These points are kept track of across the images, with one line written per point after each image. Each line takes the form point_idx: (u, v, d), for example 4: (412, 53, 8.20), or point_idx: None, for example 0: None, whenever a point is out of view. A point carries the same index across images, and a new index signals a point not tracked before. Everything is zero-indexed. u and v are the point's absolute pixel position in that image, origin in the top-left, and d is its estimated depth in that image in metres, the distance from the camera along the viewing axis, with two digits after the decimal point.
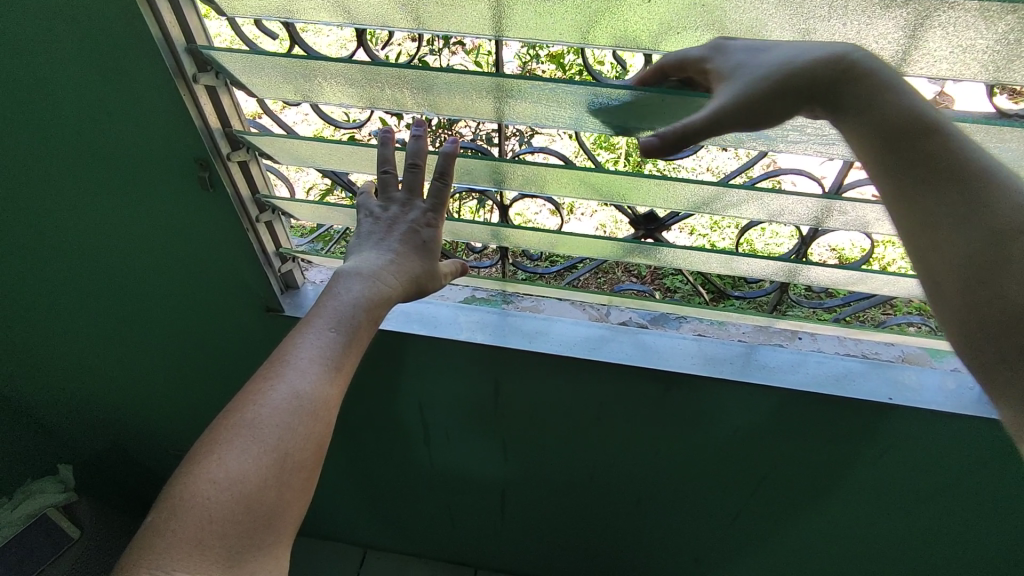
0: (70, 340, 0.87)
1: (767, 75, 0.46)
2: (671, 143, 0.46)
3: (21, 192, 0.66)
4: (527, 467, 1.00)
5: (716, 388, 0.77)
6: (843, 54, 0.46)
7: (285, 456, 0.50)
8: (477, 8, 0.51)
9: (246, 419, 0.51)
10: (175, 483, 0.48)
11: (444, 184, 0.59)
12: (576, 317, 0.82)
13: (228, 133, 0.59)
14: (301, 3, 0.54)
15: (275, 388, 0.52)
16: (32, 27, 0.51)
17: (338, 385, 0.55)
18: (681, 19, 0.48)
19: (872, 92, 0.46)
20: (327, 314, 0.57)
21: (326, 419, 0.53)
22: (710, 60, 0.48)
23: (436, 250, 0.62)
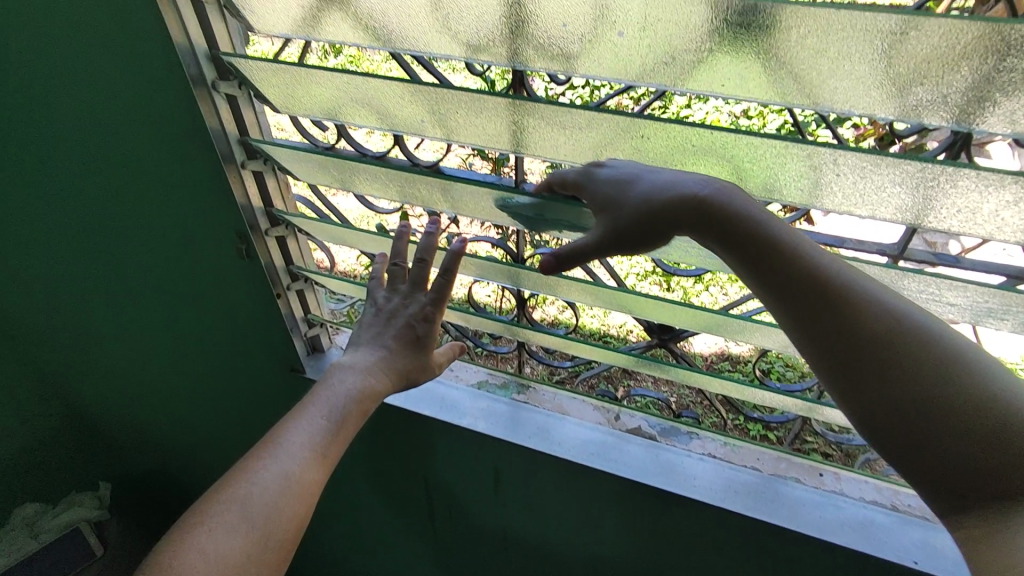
0: (127, 368, 0.96)
1: (634, 210, 0.47)
2: (560, 262, 0.50)
3: (100, 239, 0.76)
4: (525, 566, 0.96)
5: (721, 519, 0.72)
6: (722, 191, 0.47)
7: (269, 536, 0.51)
8: (497, 126, 0.54)
9: (237, 495, 0.52)
10: (160, 551, 0.48)
11: (447, 282, 0.63)
12: (584, 418, 0.80)
13: (269, 212, 0.66)
14: (343, 108, 0.58)
15: (266, 468, 0.54)
16: (124, 110, 0.61)
17: (323, 471, 0.57)
18: (682, 155, 0.50)
19: (725, 225, 0.46)
20: (320, 403, 0.60)
21: (310, 504, 0.55)
22: (586, 187, 0.49)
23: (429, 346, 0.67)
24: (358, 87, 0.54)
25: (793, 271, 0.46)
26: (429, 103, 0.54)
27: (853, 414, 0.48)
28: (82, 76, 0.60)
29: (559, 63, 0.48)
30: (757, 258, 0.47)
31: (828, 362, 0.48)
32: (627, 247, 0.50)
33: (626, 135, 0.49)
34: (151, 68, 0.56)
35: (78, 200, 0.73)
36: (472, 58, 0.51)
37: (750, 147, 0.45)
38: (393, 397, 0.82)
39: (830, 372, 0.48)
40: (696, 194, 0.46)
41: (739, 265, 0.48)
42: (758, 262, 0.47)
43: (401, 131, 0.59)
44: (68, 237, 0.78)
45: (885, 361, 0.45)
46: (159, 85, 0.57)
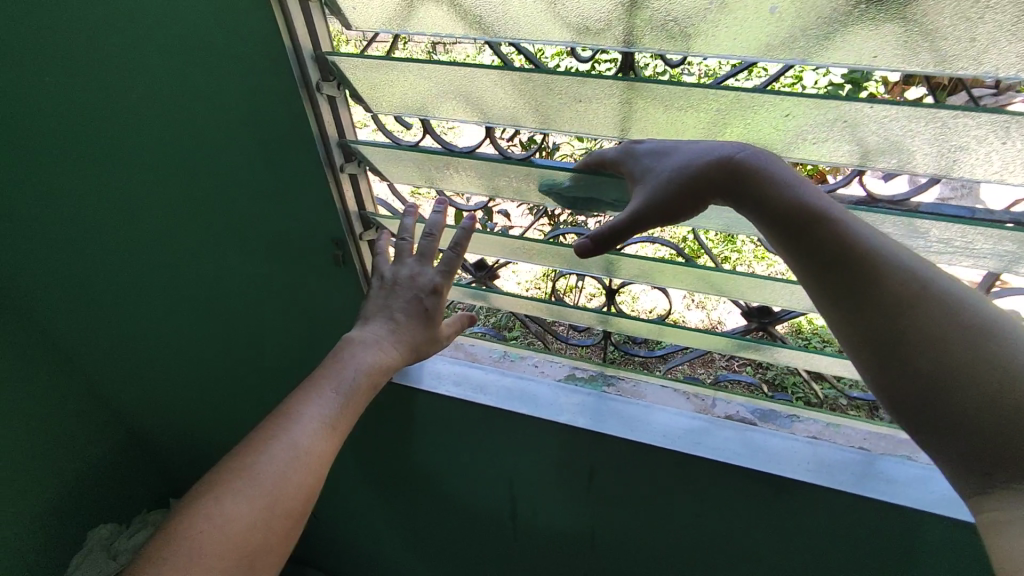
0: (198, 384, 0.96)
1: (671, 178, 0.47)
2: (603, 241, 0.49)
3: (176, 258, 0.75)
4: (612, 562, 0.95)
5: (827, 500, 0.71)
6: (765, 162, 0.47)
7: (276, 503, 0.50)
8: (606, 111, 0.53)
9: (246, 464, 0.51)
10: (173, 514, 0.48)
11: (457, 254, 0.59)
12: (679, 408, 0.80)
13: (362, 216, 0.65)
14: (442, 104, 0.56)
15: (276, 438, 0.52)
16: (210, 126, 0.59)
17: (336, 443, 0.55)
18: (814, 130, 0.48)
19: (761, 188, 0.46)
20: (332, 375, 0.56)
21: (320, 474, 0.53)
22: (625, 163, 0.50)
23: (440, 319, 0.61)
24: (453, 78, 0.52)
25: (827, 240, 0.46)
26: (529, 92, 0.52)
27: (878, 388, 0.47)
28: (165, 96, 0.58)
29: (670, 42, 0.46)
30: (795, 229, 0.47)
31: (851, 332, 0.47)
32: (664, 219, 0.49)
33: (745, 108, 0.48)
34: (244, 82, 0.54)
35: (153, 221, 0.72)
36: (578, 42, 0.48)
37: (905, 111, 0.43)
38: (485, 396, 0.81)
39: (852, 343, 0.48)
40: (731, 164, 0.47)
41: (778, 237, 0.48)
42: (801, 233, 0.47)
43: (500, 125, 0.58)
44: (140, 259, 0.78)
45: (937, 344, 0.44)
46: (251, 96, 0.55)
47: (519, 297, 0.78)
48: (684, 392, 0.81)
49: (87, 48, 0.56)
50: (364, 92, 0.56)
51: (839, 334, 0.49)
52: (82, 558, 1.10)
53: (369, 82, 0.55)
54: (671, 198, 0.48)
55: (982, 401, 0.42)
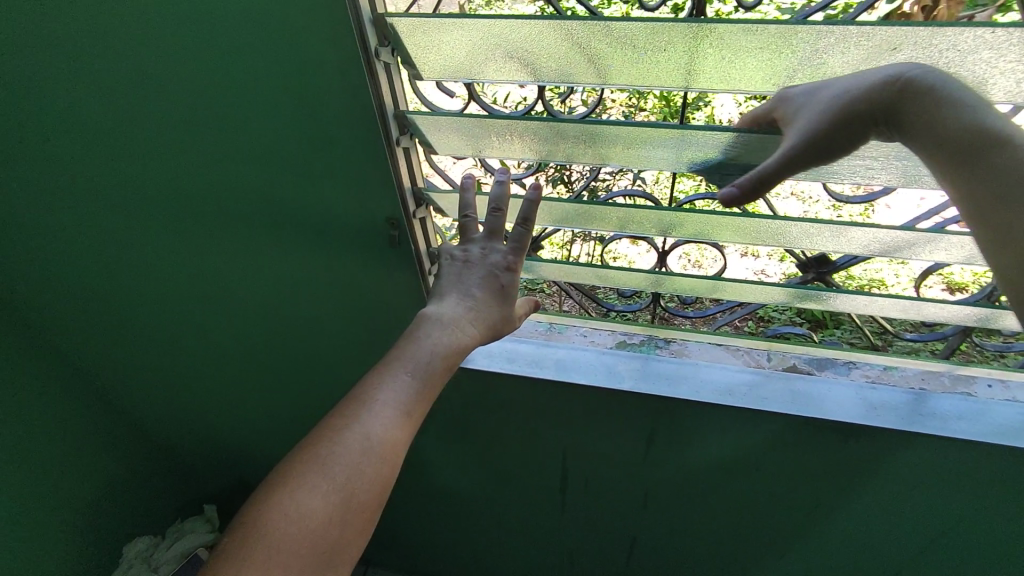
0: (232, 380, 0.93)
1: (836, 102, 0.44)
2: (750, 186, 0.47)
3: (210, 254, 0.72)
4: (666, 519, 0.96)
5: (888, 440, 0.72)
6: (936, 82, 0.43)
7: (353, 497, 0.47)
8: (671, 61, 0.49)
9: (319, 454, 0.48)
10: (249, 508, 0.47)
11: (526, 230, 0.60)
12: (734, 365, 0.80)
13: (415, 191, 0.62)
14: (487, 64, 0.53)
15: (350, 427, 0.50)
16: (247, 105, 0.55)
17: (409, 430, 0.52)
18: (898, 61, 0.44)
19: (930, 107, 0.43)
20: (406, 357, 0.54)
21: (395, 464, 0.50)
22: (780, 103, 0.47)
23: (513, 297, 0.61)
24: (509, 34, 0.49)
25: (1006, 168, 0.42)
26: (590, 48, 0.49)
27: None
28: (198, 79, 0.54)
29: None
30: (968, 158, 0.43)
31: (1017, 271, 0.42)
32: (815, 155, 0.46)
33: (806, 52, 0.45)
34: (286, 56, 0.51)
35: (185, 216, 0.68)
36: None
37: (990, 41, 0.41)
38: (540, 369, 0.80)
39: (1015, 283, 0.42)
40: (899, 84, 0.43)
41: (947, 168, 0.44)
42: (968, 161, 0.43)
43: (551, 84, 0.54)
44: (170, 258, 0.74)
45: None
46: (294, 71, 0.52)
47: (566, 265, 0.74)
48: (738, 348, 0.81)
49: (111, 33, 0.53)
50: (414, 57, 0.53)
51: (1001, 277, 0.43)
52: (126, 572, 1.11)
53: (419, 43, 0.51)
54: (829, 135, 0.45)
55: None
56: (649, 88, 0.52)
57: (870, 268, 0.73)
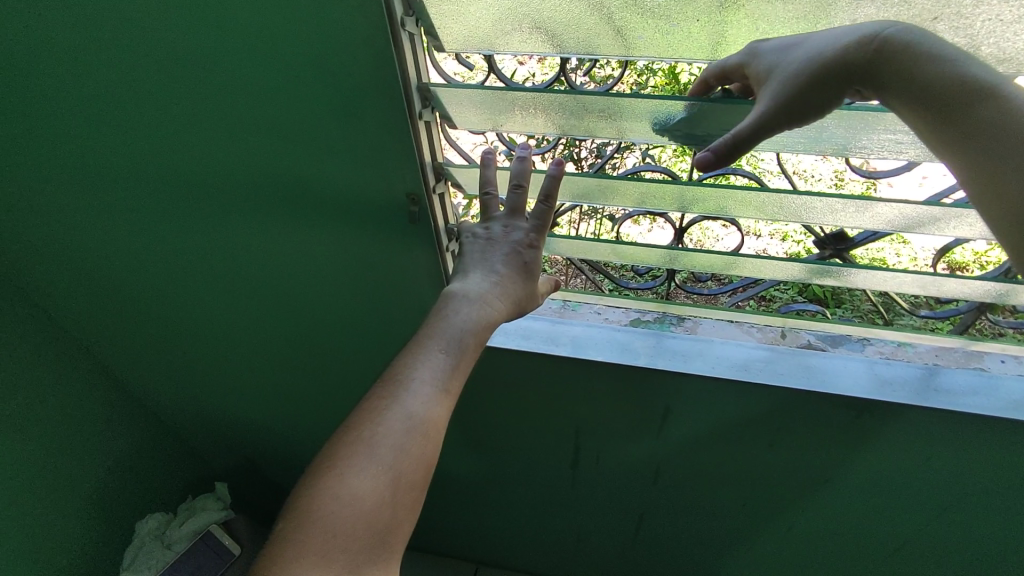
0: (244, 355, 0.93)
1: (809, 68, 0.45)
2: (726, 153, 0.47)
3: (227, 230, 0.72)
4: (675, 493, 0.97)
5: (903, 415, 0.73)
6: (907, 34, 0.44)
7: (400, 476, 0.48)
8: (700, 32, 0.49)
9: (364, 437, 0.48)
10: (301, 493, 0.47)
11: (548, 207, 0.59)
12: (747, 341, 0.80)
13: (435, 166, 0.61)
14: (510, 36, 0.52)
15: (391, 408, 0.50)
16: (266, 77, 0.54)
17: (447, 407, 0.52)
18: (932, 32, 0.43)
19: (910, 64, 0.43)
20: (439, 335, 0.55)
21: (437, 442, 0.50)
22: (750, 65, 0.48)
23: (536, 274, 0.61)
24: (538, 3, 0.48)
25: (990, 118, 0.44)
26: (619, 19, 0.48)
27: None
28: (216, 51, 0.53)
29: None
30: (951, 109, 0.44)
31: (1010, 216, 0.45)
32: (791, 122, 0.47)
33: (842, 22, 0.46)
34: (308, 27, 0.49)
35: (202, 192, 0.68)
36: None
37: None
38: (557, 347, 0.80)
39: (1014, 230, 0.45)
40: (875, 42, 0.44)
41: (926, 122, 0.45)
42: (947, 112, 0.44)
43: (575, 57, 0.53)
44: (186, 235, 0.74)
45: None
46: (317, 41, 0.50)
47: (583, 242, 0.74)
48: (752, 326, 0.81)
49: (126, 4, 0.51)
50: (439, 28, 0.52)
51: (998, 224, 0.46)
52: (136, 549, 1.11)
53: (445, 12, 0.50)
54: (809, 92, 0.45)
55: None
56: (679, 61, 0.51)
57: (871, 248, 0.75)
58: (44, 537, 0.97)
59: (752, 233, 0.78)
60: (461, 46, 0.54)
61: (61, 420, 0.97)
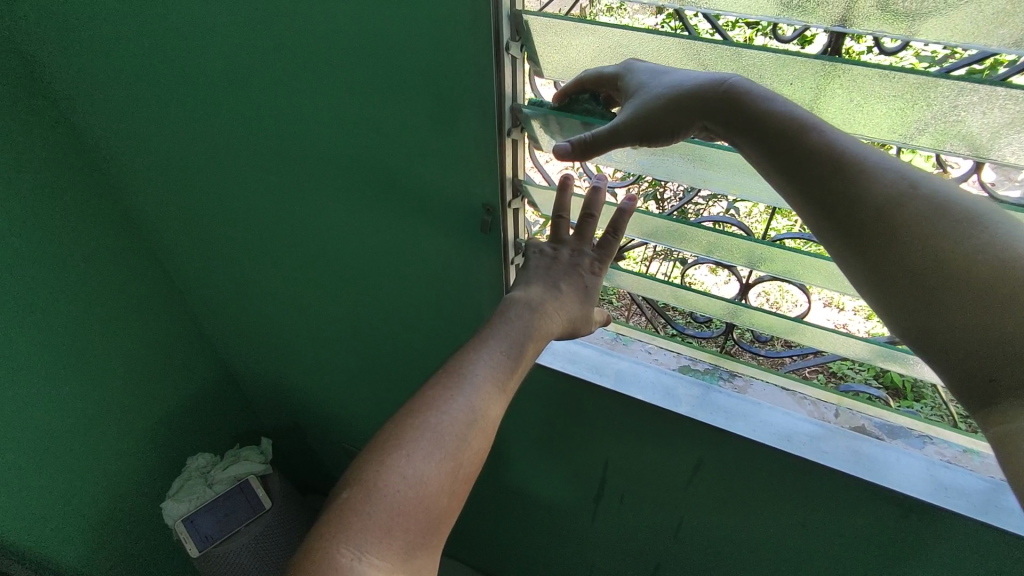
0: (308, 323, 1.01)
1: (662, 95, 0.49)
2: (580, 149, 0.51)
3: (316, 208, 0.79)
4: (696, 550, 0.95)
5: (957, 525, 0.68)
6: (755, 87, 0.48)
7: (459, 466, 0.49)
8: (796, 96, 0.49)
9: (429, 422, 0.50)
10: (365, 468, 0.47)
11: (614, 238, 0.62)
12: (794, 411, 0.78)
13: (514, 183, 0.65)
14: (605, 72, 0.54)
15: (454, 398, 0.51)
16: (376, 78, 0.59)
17: (501, 406, 0.54)
18: None
19: (745, 102, 0.47)
20: (501, 335, 0.57)
21: (492, 438, 0.52)
22: (619, 82, 0.52)
23: (593, 298, 0.64)
24: (637, 45, 0.50)
25: (814, 147, 0.46)
26: (714, 72, 0.50)
27: (892, 312, 0.46)
28: (334, 51, 0.59)
29: (892, 25, 0.42)
30: (812, 171, 0.46)
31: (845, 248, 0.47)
32: (641, 138, 0.51)
33: (944, 107, 0.44)
34: (421, 40, 0.54)
35: (299, 172, 0.75)
36: (786, 19, 0.45)
37: None
38: (600, 376, 0.81)
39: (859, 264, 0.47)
40: (720, 84, 0.48)
41: (783, 175, 0.47)
42: (798, 164, 0.46)
43: None
44: (279, 207, 0.81)
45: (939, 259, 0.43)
46: (425, 54, 0.55)
47: (645, 279, 0.74)
48: (805, 398, 0.79)
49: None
50: (541, 54, 0.55)
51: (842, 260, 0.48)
52: (184, 481, 1.20)
53: (550, 42, 0.53)
54: (660, 117, 0.49)
55: (979, 303, 0.42)
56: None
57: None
58: (108, 451, 1.08)
59: (833, 304, 0.73)
60: (559, 76, 0.57)
61: (142, 350, 1.08)
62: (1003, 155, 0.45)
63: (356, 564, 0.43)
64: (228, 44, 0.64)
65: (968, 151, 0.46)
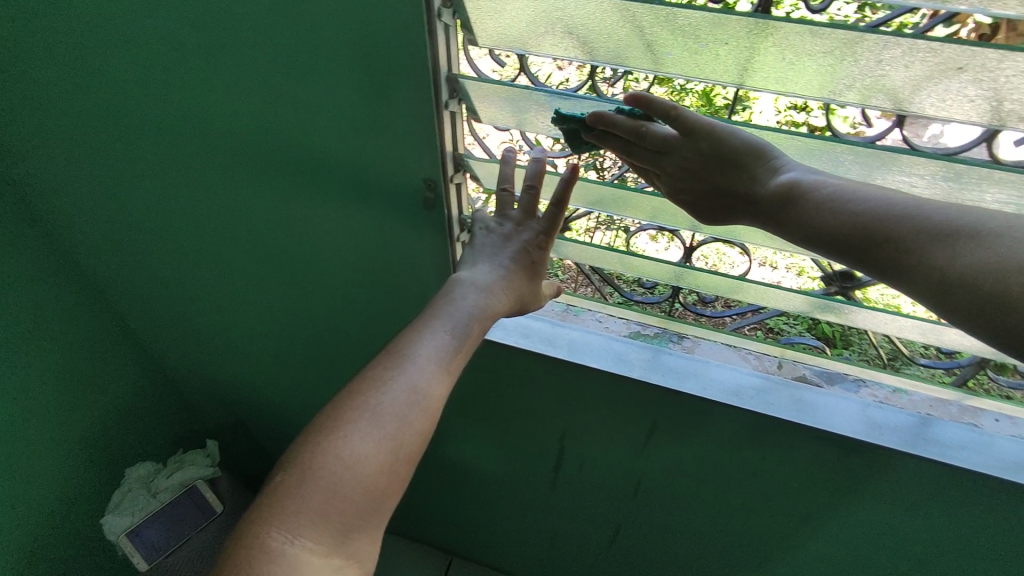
0: (247, 320, 0.96)
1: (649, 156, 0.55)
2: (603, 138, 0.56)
3: (248, 198, 0.74)
4: (652, 509, 0.98)
5: (890, 459, 0.73)
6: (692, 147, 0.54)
7: (399, 447, 0.48)
8: (732, 55, 0.48)
9: (368, 403, 0.48)
10: (301, 451, 0.47)
11: (559, 210, 0.61)
12: (739, 366, 0.81)
13: (454, 157, 0.63)
14: (542, 37, 0.52)
15: (396, 379, 0.50)
16: (301, 54, 0.56)
17: (447, 387, 0.52)
18: (956, 76, 0.44)
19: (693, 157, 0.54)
20: (445, 316, 0.55)
21: (436, 418, 0.51)
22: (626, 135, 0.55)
23: (542, 273, 0.64)
24: (573, 8, 0.49)
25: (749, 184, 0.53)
26: (650, 34, 0.49)
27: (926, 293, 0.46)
28: (253, 27, 0.55)
29: None
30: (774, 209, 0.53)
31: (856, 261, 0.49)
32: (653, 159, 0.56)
33: (870, 62, 0.45)
34: (348, 5, 0.51)
35: (224, 161, 0.70)
36: None
37: None
38: (552, 347, 0.81)
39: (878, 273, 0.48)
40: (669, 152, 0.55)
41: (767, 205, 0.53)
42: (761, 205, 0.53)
43: (602, 64, 0.53)
44: (210, 198, 0.76)
45: (893, 239, 0.46)
46: (352, 26, 0.52)
47: (590, 248, 0.74)
48: (750, 352, 0.82)
49: None
50: (473, 21, 0.53)
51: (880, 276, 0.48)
52: (124, 493, 1.15)
53: (483, 6, 0.51)
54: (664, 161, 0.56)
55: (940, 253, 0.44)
56: (704, 80, 0.52)
57: (887, 292, 0.72)
58: (37, 470, 1.00)
59: (768, 264, 0.75)
60: (493, 42, 0.55)
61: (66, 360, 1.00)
62: (922, 106, 0.47)
63: (288, 545, 0.43)
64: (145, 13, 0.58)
65: (891, 105, 0.48)
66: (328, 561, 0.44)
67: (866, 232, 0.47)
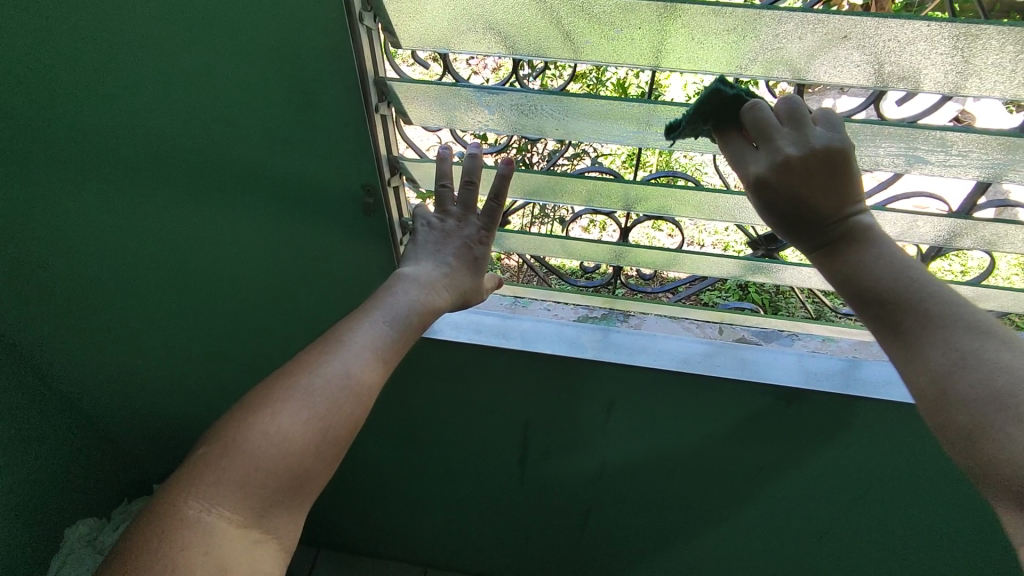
0: (186, 353, 0.92)
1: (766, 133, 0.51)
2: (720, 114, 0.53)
3: (178, 223, 0.71)
4: (617, 486, 1.01)
5: (826, 402, 0.79)
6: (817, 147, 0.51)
7: (327, 429, 0.47)
8: (646, 38, 0.51)
9: (299, 382, 0.48)
10: (227, 427, 0.46)
11: (498, 204, 0.63)
12: (682, 334, 0.85)
13: (391, 161, 0.63)
14: (465, 34, 0.54)
15: (329, 363, 0.50)
16: (225, 66, 0.55)
17: (382, 374, 0.52)
18: (844, 44, 0.48)
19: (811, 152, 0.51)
20: (384, 309, 0.55)
21: (370, 406, 0.50)
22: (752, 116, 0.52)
23: (485, 268, 0.65)
24: (492, 4, 0.50)
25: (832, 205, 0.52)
26: (567, 23, 0.51)
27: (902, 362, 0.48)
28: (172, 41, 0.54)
29: None
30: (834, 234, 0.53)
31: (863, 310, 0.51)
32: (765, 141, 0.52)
33: (769, 36, 0.49)
34: (271, 13, 0.51)
35: (148, 185, 0.67)
36: None
37: (927, 34, 0.46)
38: (505, 338, 0.83)
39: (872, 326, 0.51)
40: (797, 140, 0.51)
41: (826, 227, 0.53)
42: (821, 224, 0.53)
43: (525, 57, 0.55)
44: (135, 227, 0.73)
45: (909, 301, 0.49)
46: (276, 34, 0.52)
47: (533, 238, 0.76)
48: (690, 322, 0.87)
49: None
50: (396, 24, 0.54)
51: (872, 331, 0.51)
52: (66, 556, 1.07)
53: (403, 9, 0.52)
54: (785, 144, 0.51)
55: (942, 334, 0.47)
56: (622, 64, 0.55)
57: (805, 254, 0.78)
58: None
59: (696, 242, 0.80)
60: (417, 43, 0.56)
61: None
62: (818, 73, 0.52)
63: (204, 514, 0.42)
64: (51, 34, 0.56)
65: (790, 75, 0.53)
66: (244, 533, 0.43)
67: (888, 290, 0.50)
